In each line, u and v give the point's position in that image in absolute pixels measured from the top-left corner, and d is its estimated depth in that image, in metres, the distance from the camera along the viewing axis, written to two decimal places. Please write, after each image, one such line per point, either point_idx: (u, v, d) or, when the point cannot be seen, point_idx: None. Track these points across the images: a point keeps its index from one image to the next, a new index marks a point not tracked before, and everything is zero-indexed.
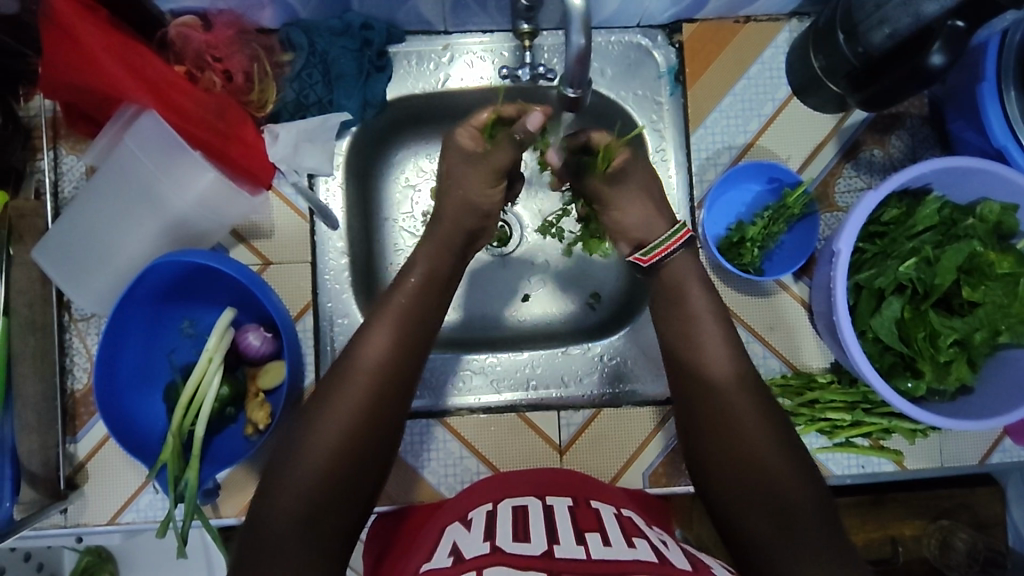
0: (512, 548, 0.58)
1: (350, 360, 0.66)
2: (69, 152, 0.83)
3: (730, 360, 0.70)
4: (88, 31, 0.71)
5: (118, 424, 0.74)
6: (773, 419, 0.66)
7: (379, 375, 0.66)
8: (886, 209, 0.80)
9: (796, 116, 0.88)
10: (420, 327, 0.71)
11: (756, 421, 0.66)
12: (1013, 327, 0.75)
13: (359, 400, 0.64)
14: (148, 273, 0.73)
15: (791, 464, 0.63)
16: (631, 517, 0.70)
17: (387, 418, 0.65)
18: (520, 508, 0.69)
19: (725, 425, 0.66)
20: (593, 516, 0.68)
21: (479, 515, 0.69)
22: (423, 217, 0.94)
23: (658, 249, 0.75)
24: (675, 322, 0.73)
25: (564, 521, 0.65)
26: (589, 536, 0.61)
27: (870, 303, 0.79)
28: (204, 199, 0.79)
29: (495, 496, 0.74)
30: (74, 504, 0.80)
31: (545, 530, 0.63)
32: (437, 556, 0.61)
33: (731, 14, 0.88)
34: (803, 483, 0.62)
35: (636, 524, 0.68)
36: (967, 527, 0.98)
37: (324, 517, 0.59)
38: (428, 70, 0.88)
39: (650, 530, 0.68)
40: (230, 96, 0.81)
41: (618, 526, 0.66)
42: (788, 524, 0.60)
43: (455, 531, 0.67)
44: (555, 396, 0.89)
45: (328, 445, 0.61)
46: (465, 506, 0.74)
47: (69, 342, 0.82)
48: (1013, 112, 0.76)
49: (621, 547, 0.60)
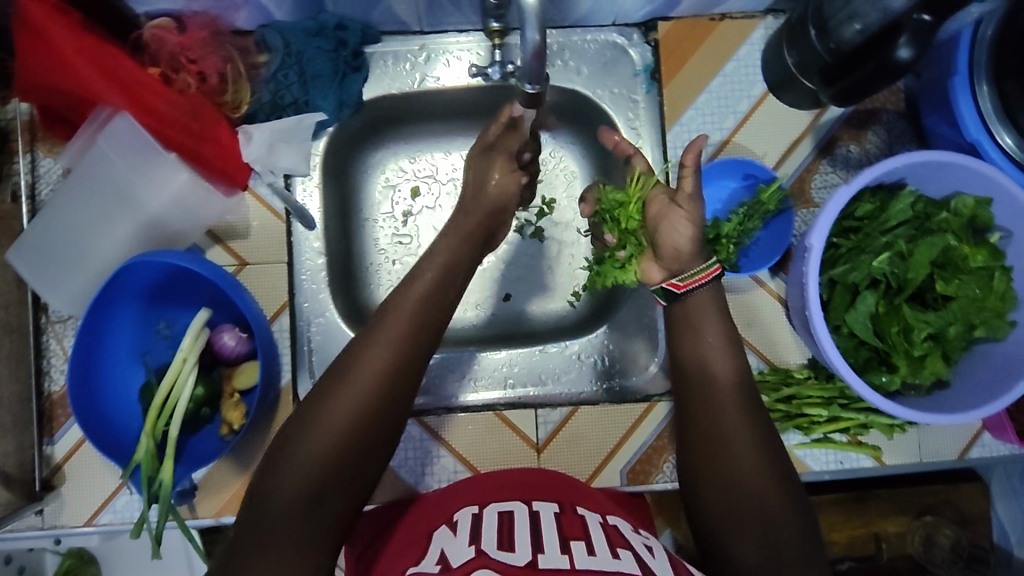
0: (491, 556, 0.58)
1: (351, 355, 0.60)
2: (46, 155, 0.83)
3: (733, 364, 0.65)
4: (60, 33, 0.71)
5: (92, 426, 0.74)
6: (766, 432, 0.62)
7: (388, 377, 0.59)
8: (859, 205, 0.81)
9: (772, 113, 0.88)
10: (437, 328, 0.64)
11: (749, 432, 0.61)
12: (988, 321, 0.75)
13: (363, 394, 0.58)
14: (123, 273, 0.74)
15: (780, 483, 0.59)
16: (618, 525, 0.69)
17: (390, 413, 0.59)
18: (506, 513, 0.68)
19: (717, 435, 0.61)
20: (575, 522, 0.67)
21: (464, 517, 0.69)
22: (403, 218, 0.94)
23: (695, 276, 0.67)
24: (679, 319, 0.68)
25: (548, 527, 0.64)
26: (574, 544, 0.61)
27: (845, 298, 0.79)
28: (179, 197, 0.80)
29: (480, 499, 0.73)
30: (51, 506, 0.80)
31: (524, 536, 0.62)
32: (422, 560, 0.61)
33: (707, 11, 0.88)
34: (791, 504, 0.58)
35: (622, 534, 0.66)
36: (951, 523, 0.98)
37: (316, 514, 0.54)
38: (405, 70, 0.88)
39: (635, 537, 0.67)
40: (205, 96, 0.81)
41: (603, 535, 0.64)
42: (773, 547, 0.55)
43: (438, 537, 0.66)
44: (533, 394, 0.89)
45: (331, 439, 0.55)
46: (450, 509, 0.73)
47: (46, 345, 0.82)
48: (985, 106, 0.76)
49: (606, 558, 0.58)
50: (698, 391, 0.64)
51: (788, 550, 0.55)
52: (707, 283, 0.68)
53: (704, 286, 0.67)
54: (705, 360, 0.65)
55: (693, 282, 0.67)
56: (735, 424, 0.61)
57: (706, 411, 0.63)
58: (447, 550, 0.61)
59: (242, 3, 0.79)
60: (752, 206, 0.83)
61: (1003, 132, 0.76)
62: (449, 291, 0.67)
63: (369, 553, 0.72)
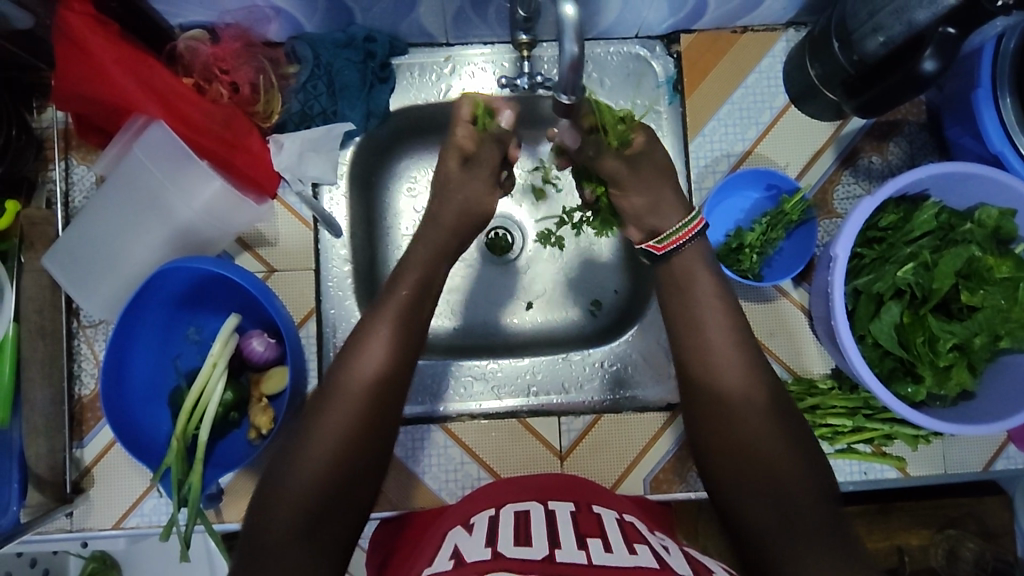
0: (509, 553, 0.58)
1: (343, 370, 0.66)
2: (81, 162, 0.85)
3: (737, 358, 0.69)
4: (100, 45, 0.74)
5: (123, 429, 0.75)
6: (786, 432, 0.65)
7: (378, 384, 0.66)
8: (884, 215, 0.81)
9: (794, 124, 0.89)
10: (415, 327, 0.71)
11: (759, 415, 0.66)
12: (1013, 331, 0.75)
13: (352, 400, 0.64)
14: (157, 280, 0.75)
15: (795, 463, 0.63)
16: (634, 522, 0.70)
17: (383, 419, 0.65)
18: (522, 514, 0.69)
19: (725, 419, 0.66)
20: (593, 521, 0.68)
21: (480, 519, 0.70)
22: (426, 226, 0.95)
23: (672, 237, 0.74)
24: (681, 330, 0.72)
25: (565, 526, 0.65)
26: (590, 542, 0.61)
27: (869, 308, 0.79)
28: (211, 206, 0.80)
29: (496, 502, 0.75)
30: (79, 509, 0.81)
31: (544, 534, 0.63)
32: (436, 559, 0.62)
33: (729, 24, 0.89)
34: (805, 481, 0.62)
35: (639, 531, 0.68)
36: (975, 537, 0.99)
37: (321, 523, 0.58)
38: (431, 81, 0.90)
39: (653, 537, 0.67)
40: (237, 107, 0.83)
41: (621, 532, 0.66)
42: (790, 525, 0.59)
43: (454, 536, 0.67)
44: (556, 402, 0.89)
45: (326, 449, 0.61)
46: (468, 514, 0.74)
47: (78, 349, 0.83)
48: (1009, 117, 0.77)
49: (624, 554, 0.59)
50: (700, 385, 0.69)
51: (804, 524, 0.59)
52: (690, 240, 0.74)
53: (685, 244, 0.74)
54: (707, 346, 0.70)
55: (670, 242, 0.74)
56: (743, 410, 0.66)
57: (713, 397, 0.68)
58: (466, 548, 0.62)
59: (274, 14, 0.80)
60: (775, 216, 0.83)
61: None
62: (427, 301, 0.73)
63: (394, 558, 0.73)
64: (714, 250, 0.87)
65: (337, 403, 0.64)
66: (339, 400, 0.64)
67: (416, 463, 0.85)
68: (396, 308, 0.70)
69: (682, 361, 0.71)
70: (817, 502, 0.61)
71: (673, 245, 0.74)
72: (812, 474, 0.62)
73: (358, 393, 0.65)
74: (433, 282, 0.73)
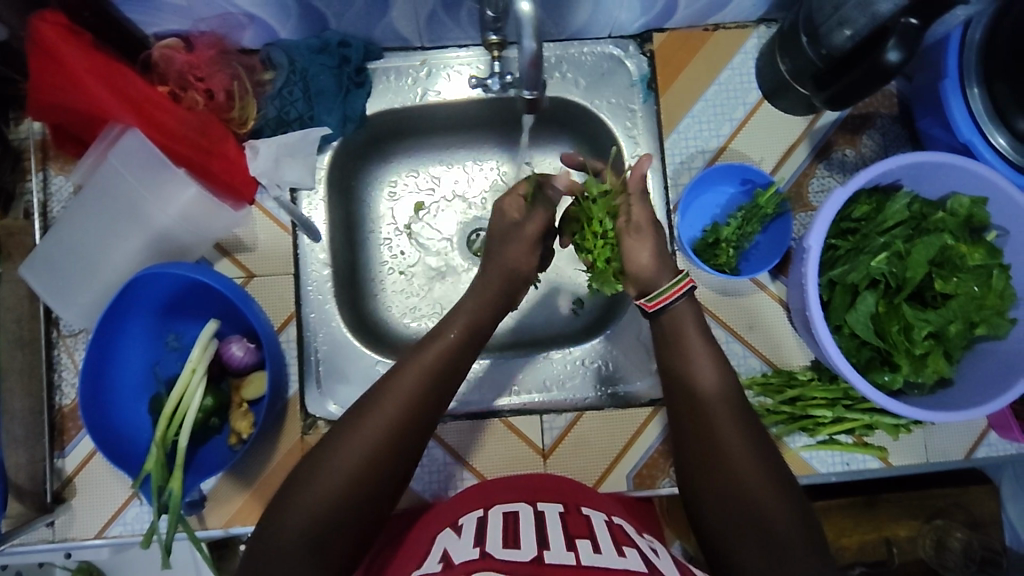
0: (499, 556, 0.58)
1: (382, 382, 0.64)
2: (58, 173, 0.85)
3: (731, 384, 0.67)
4: (73, 54, 0.74)
5: (101, 437, 0.75)
6: (766, 444, 0.63)
7: (408, 403, 0.63)
8: (857, 206, 0.81)
9: (767, 119, 0.90)
10: (457, 354, 0.68)
11: (738, 425, 0.64)
12: (989, 318, 0.76)
13: (389, 411, 0.62)
14: (134, 286, 0.75)
15: (776, 479, 0.61)
16: (622, 524, 0.70)
17: (414, 434, 0.63)
18: (511, 515, 0.69)
19: (706, 423, 0.64)
20: (581, 522, 0.68)
21: (469, 521, 0.70)
22: (406, 229, 0.97)
23: (665, 294, 0.70)
24: (673, 338, 0.69)
25: (554, 526, 0.66)
26: (579, 542, 0.62)
27: (845, 298, 0.79)
28: (187, 212, 0.81)
29: (487, 501, 0.75)
30: (62, 518, 0.81)
31: (533, 535, 0.63)
32: (425, 562, 0.62)
33: (700, 22, 0.90)
34: (786, 499, 0.60)
35: (628, 533, 0.68)
36: (962, 526, 1.00)
37: (331, 539, 0.57)
38: (407, 85, 0.90)
39: (641, 539, 0.67)
40: (213, 113, 0.83)
41: (608, 534, 0.66)
42: (782, 557, 0.57)
43: (442, 539, 0.67)
44: (538, 400, 0.89)
45: (351, 463, 0.59)
46: (457, 514, 0.74)
47: (57, 359, 0.83)
48: (977, 107, 0.78)
49: (611, 555, 0.60)
50: (684, 393, 0.67)
51: (792, 559, 0.57)
52: (679, 297, 0.70)
53: (676, 301, 0.70)
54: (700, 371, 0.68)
55: (663, 299, 0.70)
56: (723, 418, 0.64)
57: (708, 421, 0.65)
58: (455, 550, 0.62)
59: (248, 22, 0.80)
60: (751, 210, 0.83)
61: (996, 134, 0.78)
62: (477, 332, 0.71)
63: (378, 562, 0.72)
64: (691, 246, 0.88)
65: (369, 416, 0.62)
66: (364, 418, 0.61)
67: None
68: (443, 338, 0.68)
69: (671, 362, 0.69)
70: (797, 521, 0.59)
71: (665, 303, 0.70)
72: (796, 506, 0.60)
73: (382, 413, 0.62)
74: None
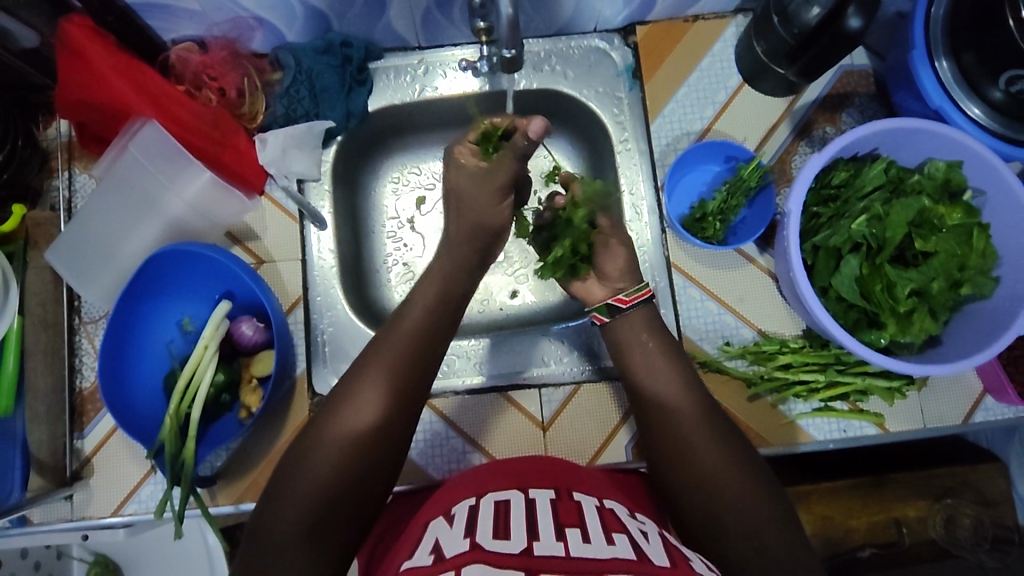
0: (488, 547, 0.58)
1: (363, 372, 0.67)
2: (83, 171, 0.91)
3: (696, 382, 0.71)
4: (98, 52, 0.80)
5: (119, 409, 0.79)
6: (732, 438, 0.66)
7: (385, 391, 0.66)
8: (835, 173, 0.84)
9: (748, 101, 0.94)
10: (431, 342, 0.71)
11: (703, 425, 0.67)
12: (973, 278, 0.78)
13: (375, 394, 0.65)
14: (152, 264, 0.79)
15: (748, 469, 0.64)
16: (614, 509, 0.71)
17: (394, 423, 0.66)
18: (502, 504, 0.70)
19: (671, 431, 0.68)
20: (573, 509, 0.69)
21: (461, 510, 0.70)
22: (408, 221, 1.01)
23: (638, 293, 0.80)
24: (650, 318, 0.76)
25: (545, 517, 0.66)
26: (569, 531, 0.63)
27: (829, 262, 0.82)
28: (198, 199, 0.86)
29: (479, 489, 0.75)
30: (80, 496, 0.84)
31: (522, 526, 0.64)
32: (416, 553, 0.62)
33: (680, 13, 0.95)
34: (759, 484, 0.63)
35: (618, 518, 0.69)
36: (972, 504, 1.00)
37: (327, 528, 0.60)
38: (405, 82, 0.96)
39: (632, 522, 0.68)
40: (224, 109, 0.89)
41: (600, 521, 0.67)
42: (765, 545, 0.59)
43: (435, 528, 0.67)
44: (537, 375, 0.92)
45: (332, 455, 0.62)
46: (451, 501, 0.74)
47: (78, 344, 0.88)
48: (945, 74, 0.82)
49: (601, 544, 0.60)
50: (651, 404, 0.72)
51: (772, 538, 0.59)
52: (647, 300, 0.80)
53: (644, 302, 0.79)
54: (659, 383, 0.73)
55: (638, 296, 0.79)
56: (686, 421, 0.68)
57: (667, 427, 0.69)
58: (446, 541, 0.62)
59: (257, 25, 0.87)
60: (734, 183, 0.86)
61: (972, 105, 0.82)
62: (446, 310, 0.74)
63: (380, 547, 0.73)
64: (680, 222, 0.91)
65: (346, 410, 0.65)
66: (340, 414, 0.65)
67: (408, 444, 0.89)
68: (411, 322, 0.72)
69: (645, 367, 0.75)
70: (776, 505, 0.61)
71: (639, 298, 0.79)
72: (769, 488, 0.63)
73: (360, 403, 0.65)
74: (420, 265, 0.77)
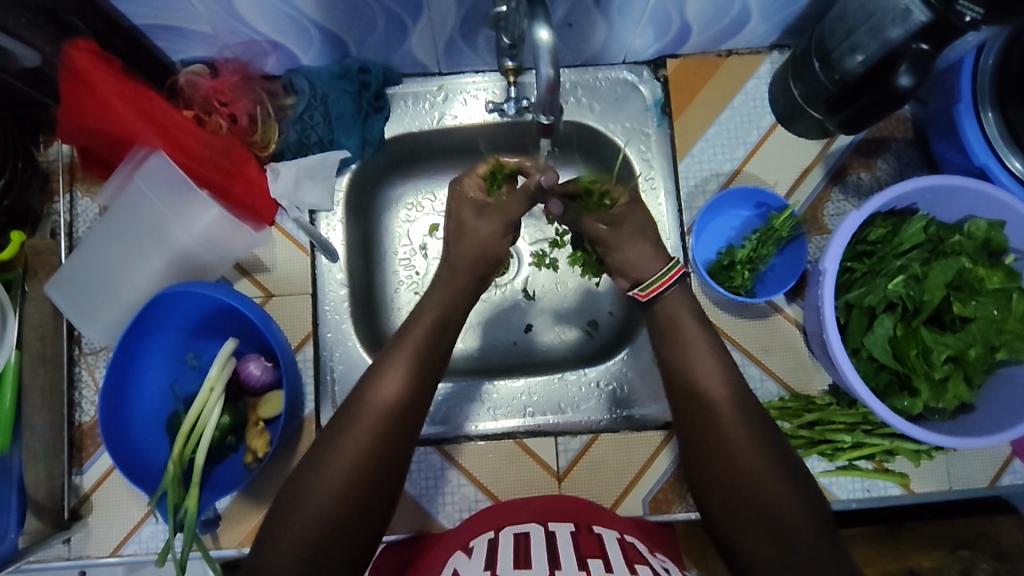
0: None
1: (367, 387, 0.66)
2: (84, 194, 0.88)
3: (726, 385, 0.69)
4: (104, 80, 0.76)
5: (120, 452, 0.76)
6: (764, 435, 0.65)
7: (404, 400, 0.66)
8: (872, 229, 0.81)
9: (781, 143, 0.91)
10: (442, 338, 0.73)
11: (736, 421, 0.66)
12: (1009, 343, 0.75)
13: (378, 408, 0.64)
14: (156, 304, 0.76)
15: (778, 472, 0.63)
16: (634, 543, 0.70)
17: (412, 420, 0.66)
18: (522, 535, 0.69)
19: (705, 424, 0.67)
20: (593, 541, 0.67)
21: (480, 542, 0.69)
22: (422, 250, 0.97)
23: (658, 282, 0.75)
24: (667, 344, 0.73)
25: (565, 547, 0.65)
26: (591, 561, 0.61)
27: (862, 321, 0.79)
28: (207, 233, 0.82)
29: (496, 525, 0.74)
30: (77, 536, 0.81)
31: (544, 555, 0.63)
32: None
33: (714, 48, 0.91)
34: (791, 489, 0.62)
35: (639, 551, 0.67)
36: (988, 557, 0.93)
37: (328, 552, 0.58)
38: (424, 109, 0.92)
39: (654, 558, 0.67)
40: (236, 136, 0.85)
41: (620, 552, 0.65)
42: (792, 548, 0.59)
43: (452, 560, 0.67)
44: (553, 422, 0.89)
45: (355, 449, 0.62)
46: (468, 538, 0.73)
47: (78, 375, 0.84)
48: (991, 131, 0.78)
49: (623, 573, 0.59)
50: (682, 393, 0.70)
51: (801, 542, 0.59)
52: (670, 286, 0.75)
53: (668, 289, 0.75)
54: (694, 380, 0.70)
55: (656, 287, 0.75)
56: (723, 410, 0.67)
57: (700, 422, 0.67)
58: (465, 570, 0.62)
59: (271, 49, 0.82)
60: (765, 233, 0.84)
61: (1011, 158, 0.77)
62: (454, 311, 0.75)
63: None
64: (706, 268, 0.88)
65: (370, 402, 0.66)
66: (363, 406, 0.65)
67: (415, 491, 0.86)
68: (425, 320, 0.73)
69: (671, 364, 0.72)
70: (807, 511, 0.61)
71: (656, 292, 0.75)
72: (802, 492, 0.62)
73: (371, 411, 0.65)
74: (437, 311, 0.74)
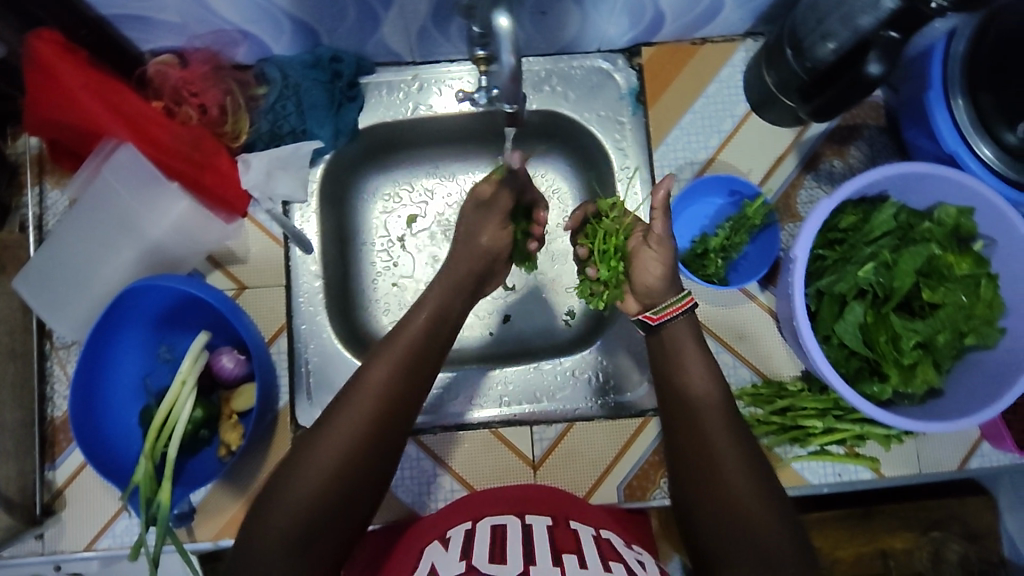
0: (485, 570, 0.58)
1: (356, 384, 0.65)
2: (54, 187, 0.87)
3: (712, 387, 0.69)
4: (66, 70, 0.75)
5: (91, 446, 0.75)
6: (748, 444, 0.65)
7: (389, 398, 0.64)
8: (843, 216, 0.82)
9: (754, 131, 0.91)
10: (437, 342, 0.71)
11: (723, 428, 0.66)
12: (978, 328, 0.76)
13: (366, 407, 0.63)
14: (126, 297, 0.76)
15: (758, 481, 0.62)
16: (610, 539, 0.70)
17: (398, 424, 0.64)
18: (499, 528, 0.69)
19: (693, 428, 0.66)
20: (570, 537, 0.68)
21: (457, 533, 0.70)
22: (398, 241, 0.97)
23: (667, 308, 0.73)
24: (660, 351, 0.73)
25: (542, 542, 0.65)
26: (566, 558, 0.61)
27: (833, 308, 0.80)
28: (179, 224, 0.83)
29: (473, 516, 0.75)
30: (51, 531, 0.81)
31: (519, 550, 0.63)
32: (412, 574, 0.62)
33: (688, 36, 0.91)
34: (769, 499, 0.61)
35: (614, 547, 0.68)
36: (959, 538, 0.95)
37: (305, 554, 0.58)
38: (398, 99, 0.92)
39: (628, 551, 0.68)
40: (206, 128, 0.85)
41: (596, 549, 0.65)
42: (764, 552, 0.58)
43: (429, 552, 0.67)
44: (529, 412, 0.89)
45: (339, 454, 0.60)
46: (446, 527, 0.74)
47: (50, 370, 0.84)
48: (961, 117, 0.78)
49: (597, 569, 0.59)
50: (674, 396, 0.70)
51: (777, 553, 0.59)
52: (679, 315, 0.72)
53: (677, 317, 0.72)
54: (684, 384, 0.69)
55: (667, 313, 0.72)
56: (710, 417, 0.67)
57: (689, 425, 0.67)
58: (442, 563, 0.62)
59: (241, 38, 0.81)
60: (738, 220, 0.84)
61: (982, 145, 0.78)
62: (448, 312, 0.73)
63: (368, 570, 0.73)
64: (681, 256, 0.88)
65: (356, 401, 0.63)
66: (350, 406, 0.63)
67: (393, 482, 0.86)
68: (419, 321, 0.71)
69: (664, 364, 0.72)
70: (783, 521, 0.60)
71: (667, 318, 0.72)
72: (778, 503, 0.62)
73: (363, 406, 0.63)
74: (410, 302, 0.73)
